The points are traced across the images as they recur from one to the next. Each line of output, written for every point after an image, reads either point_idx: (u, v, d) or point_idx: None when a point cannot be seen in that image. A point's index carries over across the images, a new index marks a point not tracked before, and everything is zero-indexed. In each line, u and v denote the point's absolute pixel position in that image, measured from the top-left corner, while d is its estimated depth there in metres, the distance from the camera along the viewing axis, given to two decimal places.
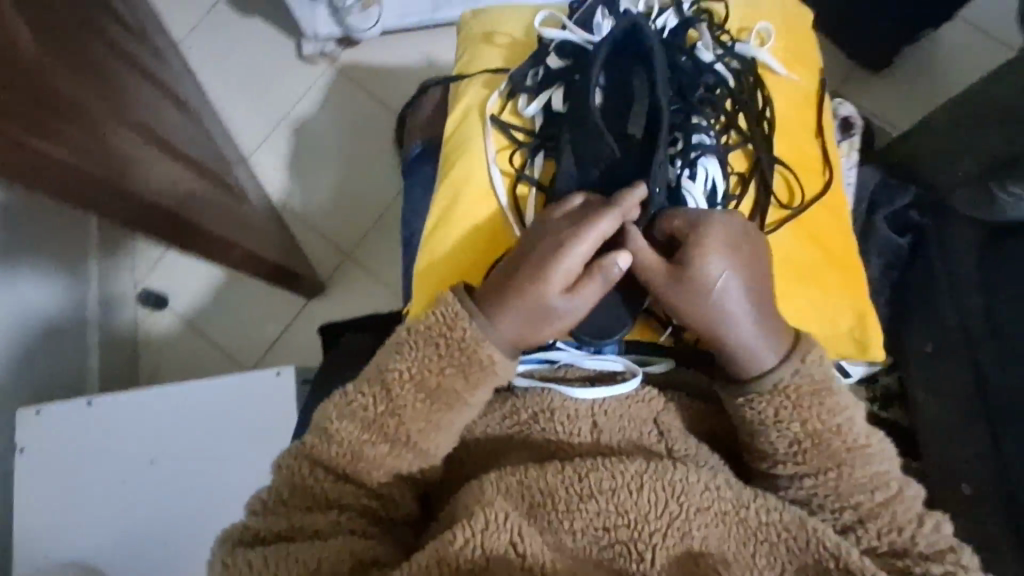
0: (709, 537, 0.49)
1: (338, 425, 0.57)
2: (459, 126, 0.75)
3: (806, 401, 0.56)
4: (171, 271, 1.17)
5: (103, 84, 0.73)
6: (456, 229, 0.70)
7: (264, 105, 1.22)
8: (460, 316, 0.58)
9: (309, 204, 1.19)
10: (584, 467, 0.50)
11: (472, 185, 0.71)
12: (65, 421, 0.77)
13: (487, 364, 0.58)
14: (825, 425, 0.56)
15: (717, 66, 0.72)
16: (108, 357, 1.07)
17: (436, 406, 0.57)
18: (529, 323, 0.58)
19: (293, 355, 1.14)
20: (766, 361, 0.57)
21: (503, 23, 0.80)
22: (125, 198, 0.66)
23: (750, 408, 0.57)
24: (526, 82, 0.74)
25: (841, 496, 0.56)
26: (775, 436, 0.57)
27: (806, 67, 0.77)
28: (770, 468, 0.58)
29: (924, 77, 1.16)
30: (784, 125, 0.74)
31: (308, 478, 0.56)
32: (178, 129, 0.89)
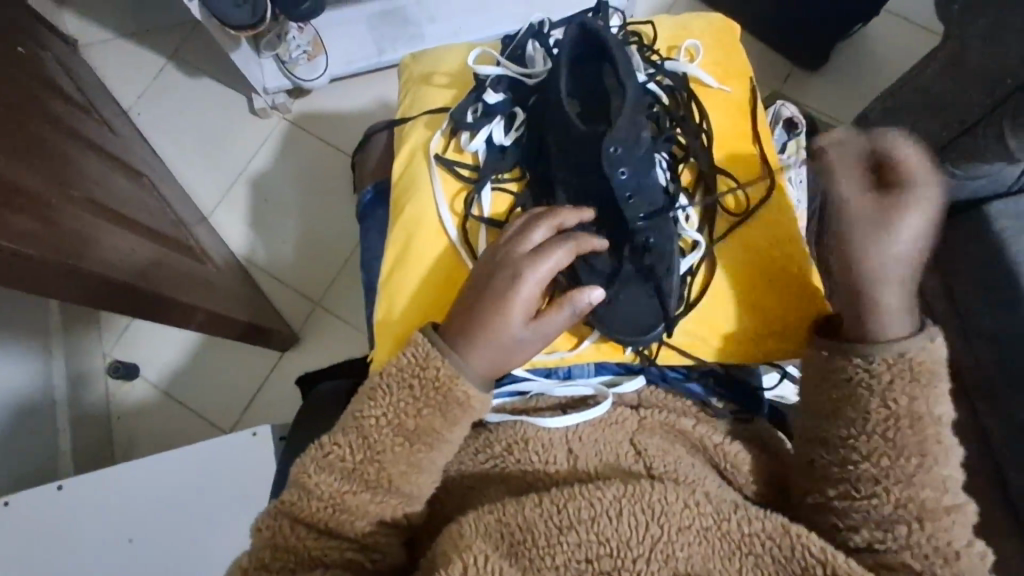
0: (694, 556, 0.48)
1: (316, 478, 0.56)
2: (407, 168, 0.75)
3: (922, 376, 0.54)
4: (140, 340, 1.15)
5: (46, 165, 0.72)
6: (410, 270, 0.70)
7: (220, 163, 1.22)
8: (431, 355, 0.57)
9: (275, 257, 1.18)
10: (562, 498, 0.50)
11: (423, 225, 0.71)
12: (35, 509, 0.74)
13: (466, 401, 0.57)
14: (920, 410, 0.53)
15: (650, 86, 0.74)
16: (82, 435, 1.04)
17: (416, 448, 0.57)
18: (506, 356, 0.59)
19: (271, 412, 1.12)
20: (904, 326, 0.57)
21: (441, 63, 0.81)
22: (81, 278, 0.65)
23: (865, 370, 0.55)
24: (467, 119, 0.74)
25: (911, 485, 0.52)
26: (874, 403, 0.54)
27: (739, 76, 0.77)
28: (845, 441, 0.55)
29: (858, 68, 1.21)
30: (724, 137, 0.73)
31: (291, 537, 0.55)
32: (131, 200, 0.88)
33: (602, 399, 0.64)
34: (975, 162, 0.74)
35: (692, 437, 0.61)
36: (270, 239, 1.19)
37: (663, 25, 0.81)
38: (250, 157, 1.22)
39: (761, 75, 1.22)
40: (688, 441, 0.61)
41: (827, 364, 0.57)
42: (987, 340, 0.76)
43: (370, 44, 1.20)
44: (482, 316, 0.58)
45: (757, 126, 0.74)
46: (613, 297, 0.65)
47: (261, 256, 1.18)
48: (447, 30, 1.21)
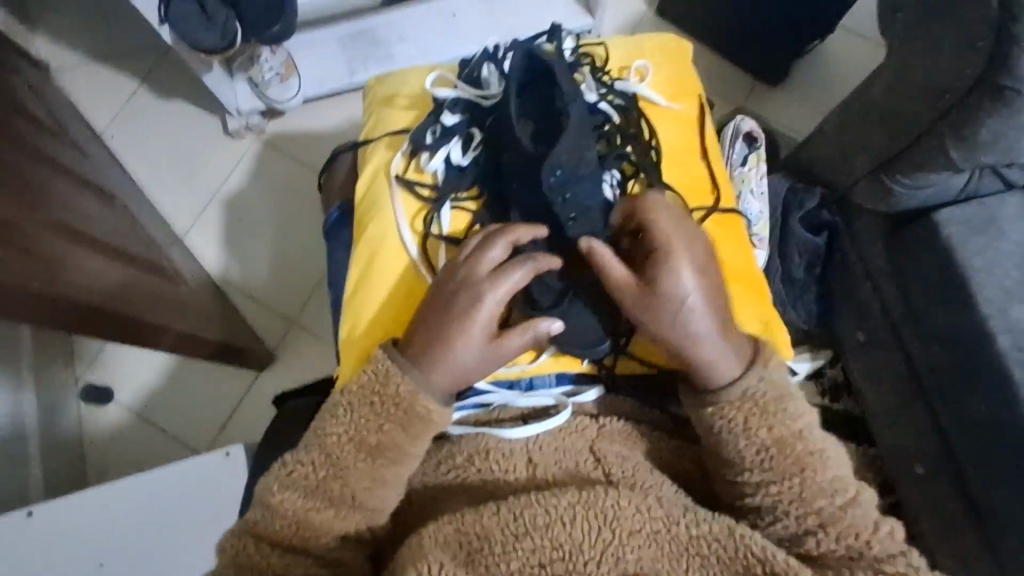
0: (643, 558, 0.50)
1: (281, 497, 0.58)
2: (369, 188, 0.77)
3: (771, 409, 0.59)
4: (113, 363, 1.15)
5: (15, 191, 0.73)
6: (373, 288, 0.72)
7: (195, 183, 1.23)
8: (391, 372, 0.59)
9: (249, 276, 1.19)
10: (518, 506, 0.51)
11: (385, 244, 0.73)
12: (2, 534, 0.73)
13: (426, 416, 0.59)
14: (790, 431, 0.59)
15: (601, 105, 0.76)
16: (55, 460, 1.04)
17: (379, 463, 0.59)
18: (464, 372, 0.60)
19: (246, 431, 1.12)
20: (731, 368, 0.61)
21: (403, 84, 0.83)
22: (48, 301, 0.65)
23: (721, 418, 0.60)
24: (426, 140, 0.76)
25: (805, 502, 0.57)
26: (744, 444, 0.59)
27: (688, 93, 0.81)
28: (738, 476, 0.59)
29: (817, 83, 1.25)
30: (672, 153, 0.77)
31: (255, 555, 0.56)
32: (103, 223, 0.88)
33: (562, 408, 0.66)
34: (926, 172, 0.76)
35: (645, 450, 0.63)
36: (245, 259, 1.19)
37: (615, 46, 0.83)
38: (224, 177, 1.23)
39: (723, 91, 1.26)
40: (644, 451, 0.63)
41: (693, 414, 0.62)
42: (937, 345, 0.79)
43: (342, 65, 1.22)
44: (438, 334, 0.60)
45: (704, 142, 0.79)
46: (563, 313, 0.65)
47: (235, 276, 1.19)
48: (418, 51, 1.24)
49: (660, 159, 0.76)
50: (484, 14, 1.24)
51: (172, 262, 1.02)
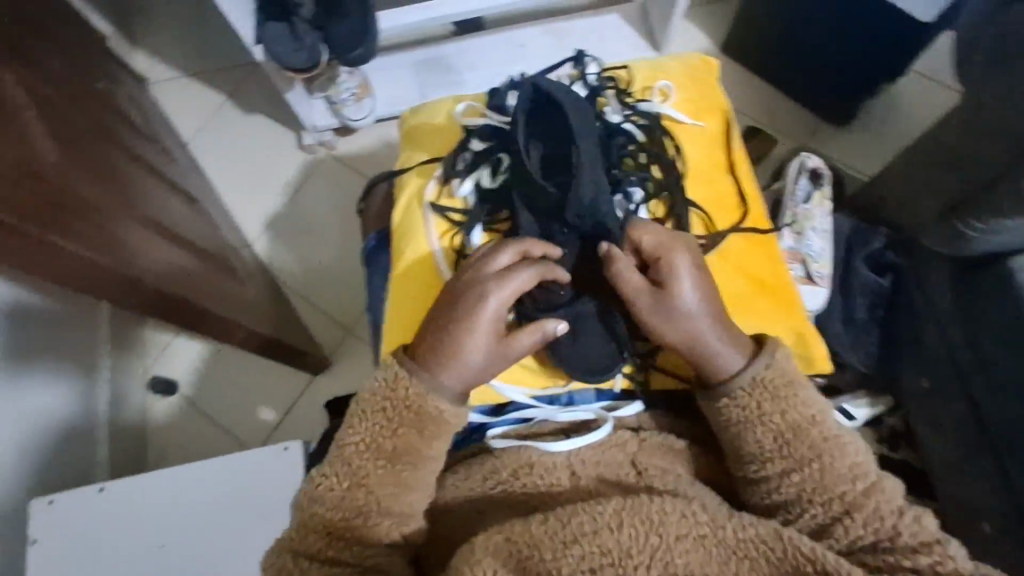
0: (692, 562, 0.48)
1: (312, 509, 0.57)
2: (404, 217, 0.78)
3: (783, 393, 0.58)
4: (180, 358, 1.20)
5: (116, 187, 0.79)
6: (410, 310, 0.73)
7: (267, 193, 1.30)
8: (399, 377, 0.59)
9: (309, 282, 1.24)
10: (564, 515, 0.50)
11: (421, 267, 0.74)
12: (76, 508, 0.78)
13: (439, 416, 0.59)
14: (802, 416, 0.58)
15: (626, 125, 0.77)
16: (119, 445, 1.09)
17: (399, 468, 0.58)
18: (476, 374, 0.60)
19: (299, 432, 1.15)
20: (737, 359, 0.60)
21: (436, 114, 0.85)
22: (138, 286, 0.70)
23: (733, 406, 0.59)
24: (458, 166, 0.78)
25: (827, 488, 0.56)
26: (760, 431, 0.58)
27: (711, 111, 0.81)
28: (759, 470, 0.58)
29: (885, 125, 1.24)
30: (697, 170, 0.77)
31: (292, 569, 0.56)
32: (185, 222, 0.95)
33: (602, 423, 0.65)
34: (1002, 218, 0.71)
35: (687, 467, 0.61)
36: (307, 265, 1.25)
37: (638, 68, 0.84)
38: (291, 189, 1.30)
39: (785, 130, 1.26)
40: (687, 468, 0.61)
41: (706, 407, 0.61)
42: (1008, 393, 0.75)
43: (415, 90, 1.28)
44: (444, 336, 0.60)
45: (729, 157, 0.78)
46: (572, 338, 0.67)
47: (295, 282, 1.24)
48: (486, 78, 1.29)
49: (685, 176, 0.76)
50: (551, 46, 1.29)
51: (241, 263, 1.08)
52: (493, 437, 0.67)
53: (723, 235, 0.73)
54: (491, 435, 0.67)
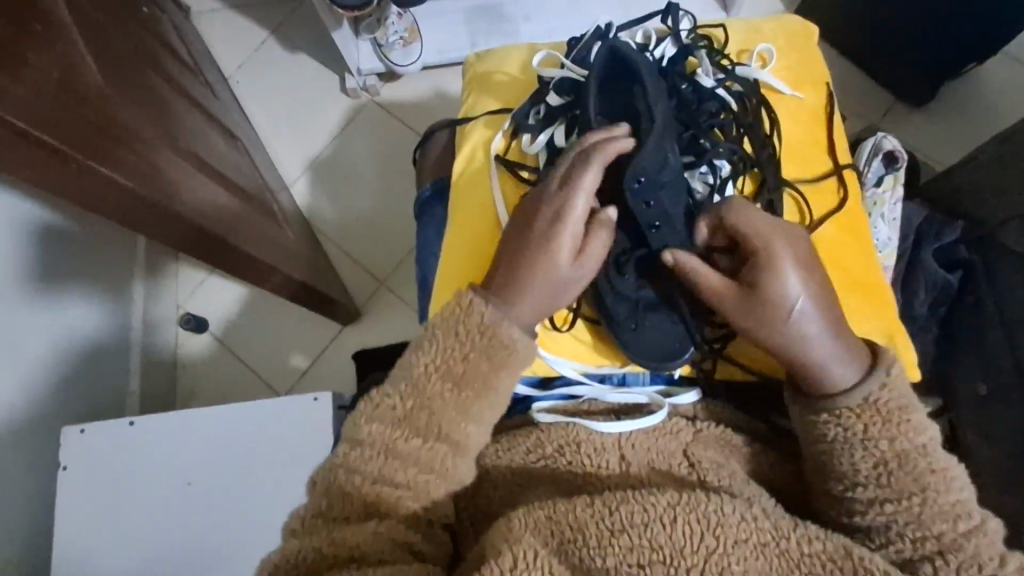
0: (749, 571, 0.45)
1: (369, 429, 0.54)
2: (466, 168, 0.75)
3: (895, 418, 0.52)
4: (211, 296, 1.19)
5: (158, 118, 0.76)
6: (465, 269, 0.70)
7: (307, 136, 1.26)
8: (475, 302, 0.57)
9: (345, 231, 1.21)
10: (613, 502, 0.48)
11: (480, 226, 0.71)
12: (108, 439, 0.79)
13: (511, 344, 0.56)
14: (912, 445, 0.52)
15: (719, 91, 0.70)
16: (149, 378, 1.10)
17: (465, 394, 0.55)
18: (556, 295, 0.59)
19: (326, 382, 1.15)
20: (845, 373, 0.54)
21: (506, 62, 0.80)
22: (177, 221, 0.68)
23: (833, 424, 0.53)
24: (529, 120, 0.73)
25: (924, 525, 0.49)
26: (858, 456, 0.52)
27: (813, 82, 0.75)
28: (845, 491, 0.52)
29: (966, 109, 1.15)
30: (792, 146, 0.72)
31: (346, 486, 0.52)
32: (225, 159, 0.92)
33: (657, 408, 0.62)
34: None
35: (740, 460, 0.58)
36: (344, 213, 1.22)
37: (735, 29, 0.78)
38: (333, 134, 1.26)
39: (858, 107, 1.17)
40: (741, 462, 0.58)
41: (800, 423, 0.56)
42: None
43: (464, 36, 1.22)
44: (513, 260, 0.59)
45: (829, 135, 0.73)
46: (638, 323, 0.64)
47: (330, 231, 1.22)
48: (541, 30, 1.22)
49: (780, 155, 0.71)
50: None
51: (279, 205, 1.06)
52: (538, 410, 0.64)
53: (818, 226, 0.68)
54: (537, 408, 0.64)
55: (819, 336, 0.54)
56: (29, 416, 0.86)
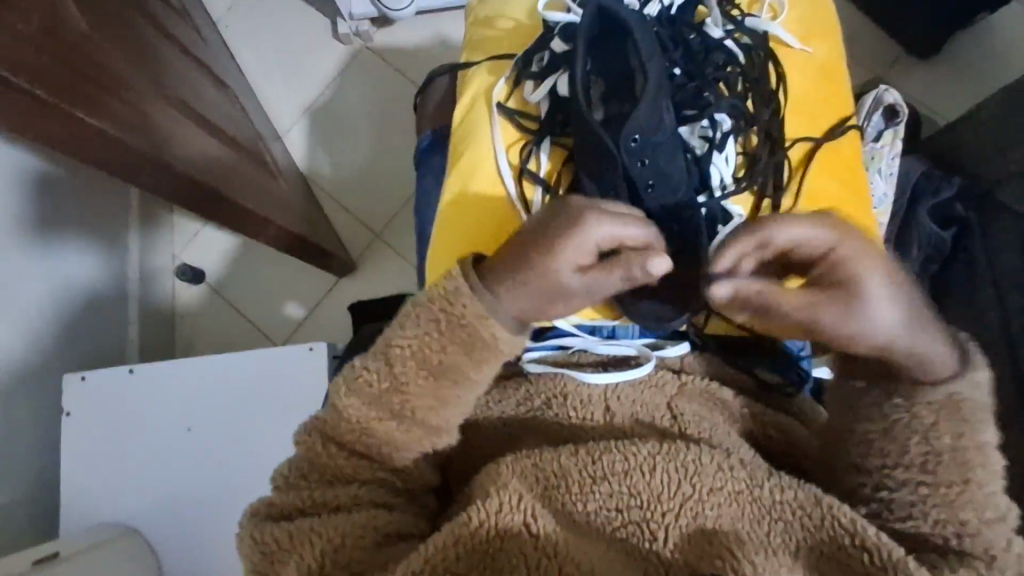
0: (722, 516, 0.47)
1: (346, 401, 0.52)
2: (468, 114, 0.73)
3: (964, 415, 0.51)
4: (206, 248, 1.19)
5: (144, 64, 0.75)
6: (464, 213, 0.69)
7: (299, 84, 1.23)
8: (461, 291, 0.53)
9: (339, 182, 1.20)
10: (596, 450, 0.49)
11: (480, 175, 0.70)
12: (107, 386, 0.81)
13: (494, 343, 0.53)
14: (972, 441, 0.50)
15: (727, 43, 0.69)
16: (149, 329, 1.12)
17: (443, 383, 0.53)
18: (545, 303, 0.53)
19: (321, 333, 1.16)
20: (945, 365, 0.52)
21: (510, 6, 0.77)
22: (168, 173, 0.67)
23: (907, 414, 0.51)
24: (531, 68, 0.71)
25: (951, 509, 0.49)
26: (915, 440, 0.51)
27: (824, 37, 0.73)
28: (880, 464, 0.51)
29: (973, 62, 1.12)
30: (798, 101, 0.70)
31: (323, 455, 0.53)
32: (215, 107, 0.90)
33: (644, 360, 0.62)
34: None
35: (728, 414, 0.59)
36: (337, 165, 1.21)
37: None
38: (326, 82, 1.23)
39: (864, 58, 1.14)
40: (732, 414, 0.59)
41: (868, 400, 0.53)
42: None
43: None
44: (523, 251, 0.52)
45: (835, 92, 0.72)
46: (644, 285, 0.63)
47: (324, 181, 1.20)
48: None
49: (785, 112, 0.69)
50: None
51: (272, 157, 1.04)
52: (529, 361, 0.65)
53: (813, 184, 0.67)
54: (527, 359, 0.65)
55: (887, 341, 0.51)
56: (33, 363, 0.87)
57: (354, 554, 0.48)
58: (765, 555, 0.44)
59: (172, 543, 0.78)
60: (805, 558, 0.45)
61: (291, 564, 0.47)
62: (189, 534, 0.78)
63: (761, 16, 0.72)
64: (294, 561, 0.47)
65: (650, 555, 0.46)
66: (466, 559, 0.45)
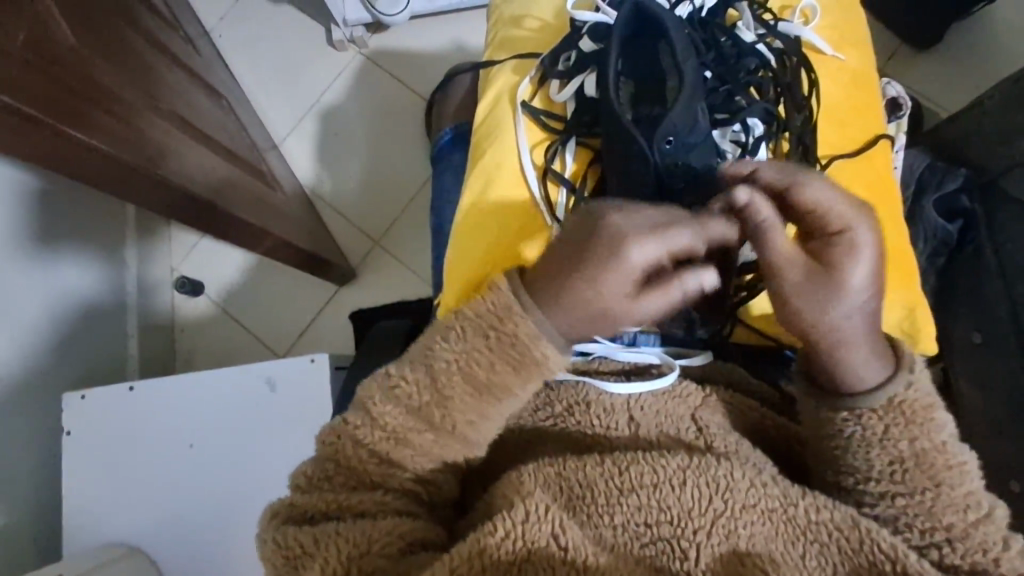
0: (756, 536, 0.45)
1: (382, 409, 0.51)
2: (490, 112, 0.72)
3: (919, 419, 0.50)
4: (205, 259, 1.18)
5: (135, 77, 0.74)
6: (482, 217, 0.67)
7: (295, 93, 1.22)
8: (513, 309, 0.50)
9: (337, 191, 1.19)
10: (624, 461, 0.48)
11: (503, 176, 0.68)
12: (108, 404, 0.79)
13: (545, 364, 0.50)
14: (932, 443, 0.49)
15: (759, 47, 0.69)
16: (149, 341, 1.11)
17: (484, 399, 0.51)
18: (586, 321, 0.49)
19: (324, 343, 1.15)
20: (875, 373, 0.50)
21: (536, 5, 0.76)
22: (162, 187, 0.66)
23: (854, 424, 0.51)
24: (558, 66, 0.70)
25: (933, 516, 0.49)
26: (874, 452, 0.50)
27: (857, 45, 0.72)
28: (857, 484, 0.51)
29: (972, 52, 1.11)
30: (829, 107, 0.69)
31: (353, 457, 0.51)
32: (209, 118, 0.89)
33: (667, 369, 0.61)
34: None
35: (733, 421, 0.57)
36: (336, 173, 1.20)
37: None
38: (322, 90, 1.22)
39: None
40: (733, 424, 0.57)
41: (810, 415, 0.53)
42: None
43: None
44: (571, 266, 0.47)
45: (867, 101, 0.70)
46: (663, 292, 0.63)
47: (323, 190, 1.19)
48: None
49: (816, 118, 0.68)
50: None
51: (268, 166, 1.03)
52: None
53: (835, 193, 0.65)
54: None
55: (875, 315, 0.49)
56: (32, 381, 0.86)
57: (377, 562, 0.46)
58: None
59: (177, 562, 0.77)
60: None
61: (315, 566, 0.45)
62: (195, 552, 0.77)
63: (793, 22, 0.71)
64: (318, 564, 0.45)
65: None
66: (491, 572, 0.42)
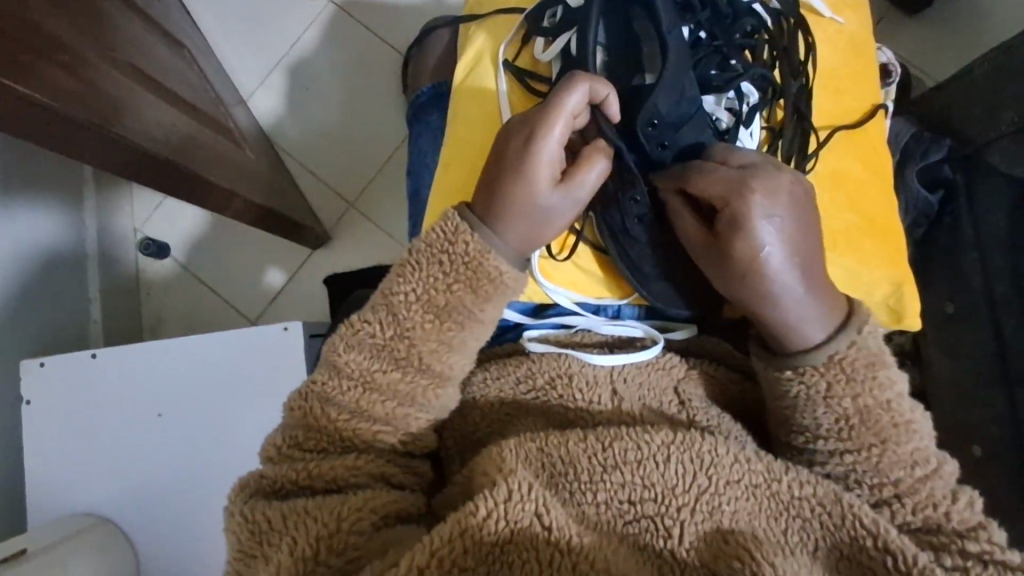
0: (739, 511, 0.45)
1: (347, 357, 0.51)
2: (471, 71, 0.68)
3: (862, 376, 0.49)
4: (170, 219, 1.13)
5: (86, 24, 0.68)
6: (463, 180, 0.65)
7: (263, 43, 1.15)
8: (461, 228, 0.51)
9: (309, 149, 1.14)
10: (606, 437, 0.47)
11: (486, 139, 0.66)
12: (70, 371, 0.76)
13: (498, 278, 0.51)
14: (877, 401, 0.49)
15: (756, 6, 0.65)
16: (113, 305, 1.06)
17: (446, 326, 0.51)
18: (534, 226, 0.53)
19: (297, 309, 1.12)
20: (817, 334, 0.50)
21: None
22: (117, 146, 0.61)
23: (799, 383, 0.50)
24: (544, 23, 0.65)
25: (882, 473, 0.49)
26: (821, 411, 0.50)
27: (856, 9, 0.70)
28: (807, 443, 0.51)
29: (962, 16, 1.09)
30: (826, 73, 0.68)
31: (321, 419, 0.50)
32: (169, 70, 0.83)
33: (651, 342, 0.60)
34: None
35: (705, 390, 0.57)
36: (308, 131, 1.14)
37: None
38: (292, 41, 1.15)
39: None
40: (705, 391, 0.57)
41: (764, 375, 0.53)
42: None
43: None
44: (500, 177, 0.52)
45: (863, 67, 0.69)
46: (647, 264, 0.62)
47: (295, 149, 1.14)
48: None
49: (813, 85, 0.66)
50: None
51: (235, 123, 0.97)
52: (530, 339, 0.61)
53: (828, 164, 0.65)
54: (528, 337, 0.62)
55: (809, 274, 0.50)
56: None
57: (351, 539, 0.44)
58: (784, 556, 0.43)
59: (147, 530, 0.76)
60: (822, 557, 0.44)
61: (282, 547, 0.44)
62: (166, 521, 0.76)
63: None
64: (287, 543, 0.44)
65: (665, 554, 0.44)
66: (474, 552, 0.41)
